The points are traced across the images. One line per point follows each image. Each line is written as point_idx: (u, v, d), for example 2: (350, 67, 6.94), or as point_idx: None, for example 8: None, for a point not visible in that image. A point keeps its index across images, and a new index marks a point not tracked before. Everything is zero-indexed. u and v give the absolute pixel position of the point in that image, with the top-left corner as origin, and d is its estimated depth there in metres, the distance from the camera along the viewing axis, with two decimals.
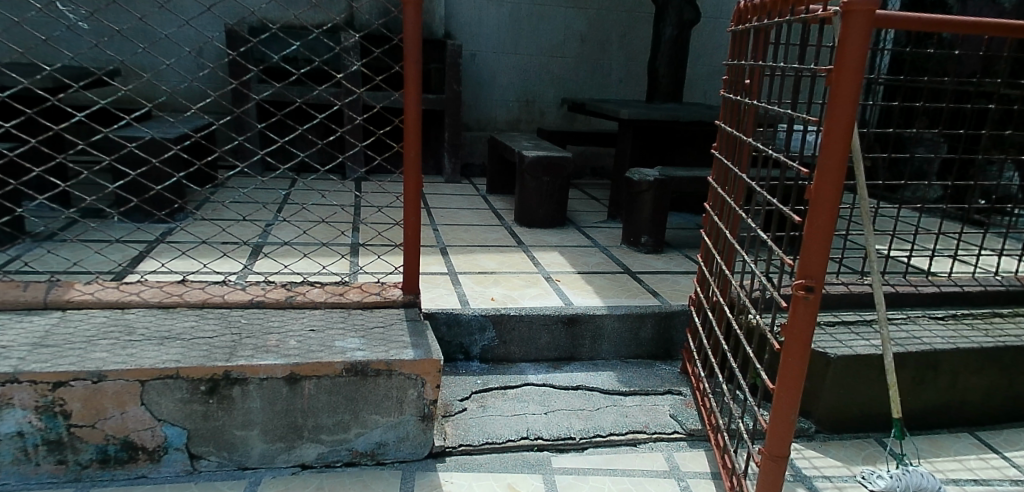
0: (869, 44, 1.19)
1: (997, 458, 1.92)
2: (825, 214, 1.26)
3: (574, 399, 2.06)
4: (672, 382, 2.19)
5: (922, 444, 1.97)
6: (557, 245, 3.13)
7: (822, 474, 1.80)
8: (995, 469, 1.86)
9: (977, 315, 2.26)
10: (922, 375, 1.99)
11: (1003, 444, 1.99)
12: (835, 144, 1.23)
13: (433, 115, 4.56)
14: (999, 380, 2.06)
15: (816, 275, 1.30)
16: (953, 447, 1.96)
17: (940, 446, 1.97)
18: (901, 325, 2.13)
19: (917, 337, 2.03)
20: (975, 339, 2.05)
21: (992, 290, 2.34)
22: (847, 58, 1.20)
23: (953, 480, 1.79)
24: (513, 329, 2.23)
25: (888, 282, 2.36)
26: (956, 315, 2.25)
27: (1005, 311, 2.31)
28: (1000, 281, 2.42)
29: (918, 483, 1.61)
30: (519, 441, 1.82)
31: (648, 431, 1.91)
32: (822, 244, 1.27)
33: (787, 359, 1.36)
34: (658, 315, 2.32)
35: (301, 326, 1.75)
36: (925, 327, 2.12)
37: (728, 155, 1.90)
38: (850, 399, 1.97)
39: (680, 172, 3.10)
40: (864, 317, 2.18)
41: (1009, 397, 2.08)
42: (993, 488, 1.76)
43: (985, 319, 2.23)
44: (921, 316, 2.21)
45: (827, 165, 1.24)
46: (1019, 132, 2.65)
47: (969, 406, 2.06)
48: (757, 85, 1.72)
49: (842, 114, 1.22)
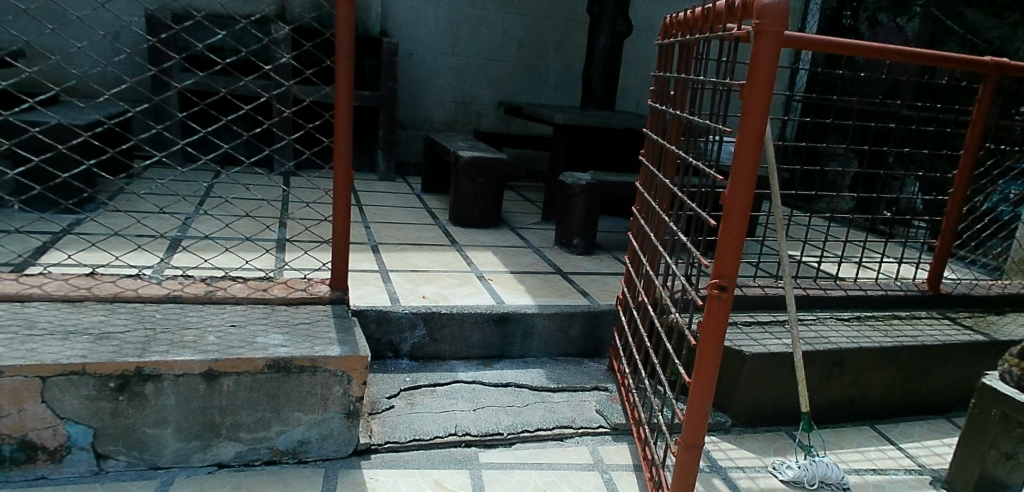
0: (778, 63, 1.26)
1: (894, 449, 2.04)
2: (738, 218, 1.32)
3: (503, 395, 2.08)
4: (598, 379, 2.24)
5: (828, 437, 2.08)
6: (489, 245, 3.15)
7: (736, 465, 1.88)
8: (892, 459, 1.98)
9: (877, 317, 2.41)
10: (830, 373, 2.11)
11: (899, 437, 2.12)
12: (747, 155, 1.29)
13: (367, 112, 4.51)
14: (898, 378, 2.19)
15: (728, 275, 1.36)
16: (855, 439, 2.08)
17: (844, 438, 2.08)
18: (810, 326, 2.25)
19: (823, 337, 2.16)
20: (876, 339, 2.18)
21: (892, 294, 2.49)
22: (758, 75, 1.26)
23: (855, 470, 1.90)
24: (444, 327, 2.24)
25: (799, 285, 2.48)
26: (860, 317, 2.39)
27: (902, 314, 2.48)
28: (899, 286, 2.58)
29: (823, 472, 1.79)
30: (446, 437, 1.82)
31: (575, 426, 1.95)
32: (735, 246, 1.33)
33: (702, 355, 1.42)
34: (587, 314, 2.37)
35: (220, 322, 1.70)
36: (832, 328, 2.25)
37: (655, 162, 1.97)
38: (763, 397, 2.06)
39: (613, 177, 3.17)
40: (777, 317, 2.29)
41: (906, 393, 2.22)
42: (889, 478, 1.88)
43: (885, 321, 2.38)
44: (828, 317, 2.35)
45: (740, 169, 1.30)
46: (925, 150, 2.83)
47: (871, 401, 2.18)
48: (682, 96, 1.78)
49: (754, 127, 1.28)
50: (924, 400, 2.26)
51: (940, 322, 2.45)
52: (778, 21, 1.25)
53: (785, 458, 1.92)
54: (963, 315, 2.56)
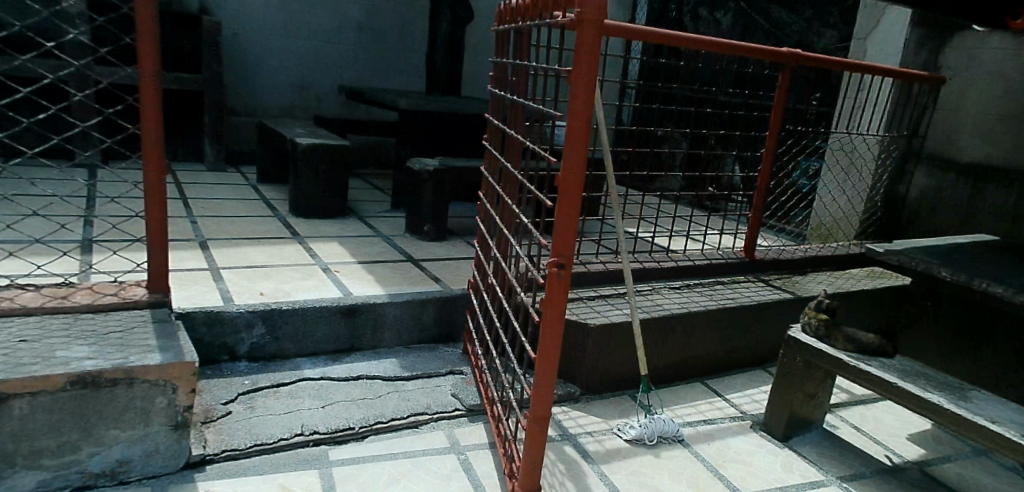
0: (599, 50, 1.30)
1: (721, 400, 2.25)
2: (572, 201, 1.35)
3: (355, 389, 2.01)
4: (454, 363, 2.23)
5: (663, 394, 2.24)
6: (333, 236, 3.03)
7: (584, 430, 1.97)
8: (718, 409, 2.19)
9: (705, 284, 2.61)
10: (666, 339, 2.24)
11: (725, 388, 2.32)
12: (576, 140, 1.32)
13: (185, 97, 4.18)
14: (725, 337, 2.39)
15: (566, 253, 1.39)
16: (686, 394, 2.25)
17: (678, 394, 2.25)
18: (647, 296, 2.39)
19: (659, 305, 2.30)
20: (703, 303, 2.36)
21: (716, 261, 2.71)
22: (582, 58, 1.29)
23: (688, 422, 2.08)
24: (285, 325, 2.12)
25: (636, 260, 2.61)
26: (690, 285, 2.57)
27: (726, 280, 2.70)
28: (722, 255, 2.81)
29: (661, 427, 1.95)
30: (293, 438, 1.73)
31: (430, 412, 1.93)
32: (570, 228, 1.37)
33: (545, 333, 1.44)
34: (439, 299, 2.35)
35: (7, 338, 1.50)
36: (665, 296, 2.40)
37: (500, 147, 1.98)
38: (608, 367, 2.16)
39: (459, 163, 3.16)
40: (616, 290, 2.40)
41: (731, 350, 2.43)
42: (717, 426, 2.08)
43: (711, 287, 2.58)
44: (663, 287, 2.51)
45: (571, 152, 1.34)
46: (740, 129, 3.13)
47: (701, 361, 2.36)
48: (521, 84, 1.80)
49: (582, 110, 1.31)
50: (747, 357, 2.49)
51: (757, 285, 2.70)
52: (597, 9, 1.28)
53: (631, 419, 2.03)
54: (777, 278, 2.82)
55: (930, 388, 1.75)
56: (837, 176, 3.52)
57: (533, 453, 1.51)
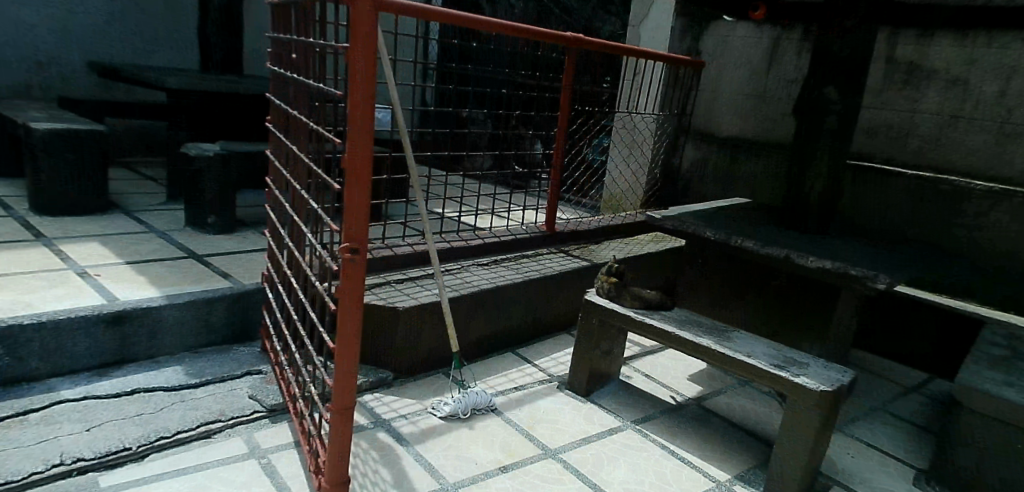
0: (372, 27, 2.15)
1: (529, 368, 5.04)
2: (361, 179, 2.20)
3: (117, 409, 2.96)
4: (250, 364, 3.47)
5: (477, 369, 4.85)
6: (93, 235, 4.12)
7: (399, 415, 4.06)
8: (529, 374, 4.94)
9: (513, 262, 5.48)
10: (477, 305, 4.80)
11: (478, 373, 4.80)
12: (362, 126, 2.18)
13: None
14: (479, 312, 4.85)
15: (359, 241, 2.22)
16: (503, 366, 4.97)
17: (487, 367, 4.90)
18: (407, 288, 4.47)
19: (412, 295, 4.39)
20: (425, 297, 4.39)
21: (526, 270, 5.30)
22: (360, 36, 2.14)
23: (504, 392, 4.62)
24: (54, 340, 3.08)
25: (384, 251, 4.67)
26: (424, 273, 4.77)
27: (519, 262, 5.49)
28: (486, 240, 5.42)
29: (478, 401, 4.20)
30: (53, 471, 2.58)
31: (223, 420, 2.99)
32: (359, 212, 2.22)
33: (348, 311, 2.28)
34: (220, 300, 3.54)
35: None
36: (407, 288, 4.48)
37: (284, 129, 2.81)
38: (433, 334, 4.44)
39: (235, 146, 4.46)
40: (395, 285, 4.52)
41: (483, 327, 4.93)
42: (530, 392, 4.71)
43: (490, 271, 5.19)
44: (406, 278, 4.64)
45: (354, 134, 2.18)
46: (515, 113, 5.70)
47: (480, 334, 4.94)
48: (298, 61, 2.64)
49: (364, 89, 2.16)
50: (511, 328, 5.20)
51: (529, 270, 5.34)
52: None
53: (359, 420, 3.93)
54: (471, 265, 5.26)
55: (776, 365, 4.04)
56: (621, 150, 7.08)
57: (341, 424, 2.37)
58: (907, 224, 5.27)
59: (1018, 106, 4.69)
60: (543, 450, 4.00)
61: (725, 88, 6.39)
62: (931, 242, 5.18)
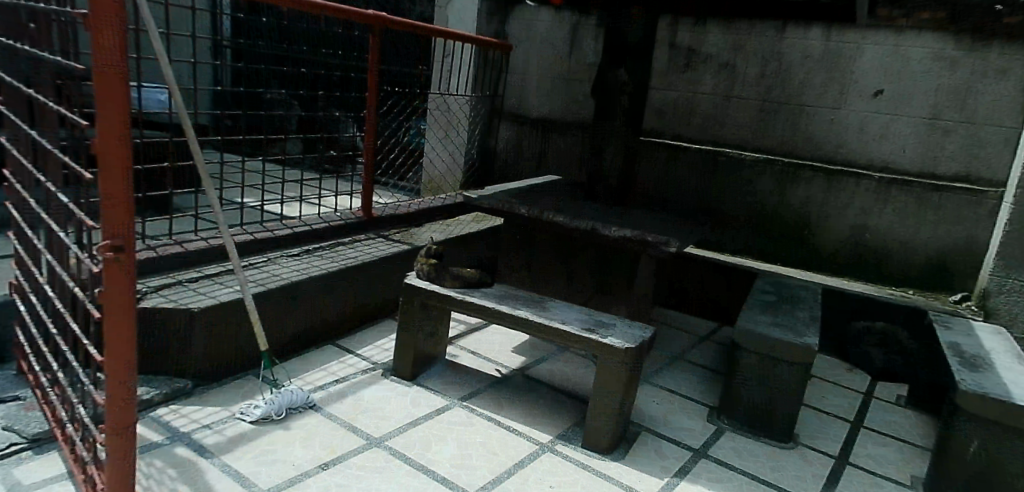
0: (116, 22, 2.20)
1: (353, 358, 4.89)
2: (116, 167, 2.27)
3: None
4: (6, 388, 3.54)
5: (298, 366, 4.63)
6: None
7: (206, 426, 3.74)
8: (354, 365, 4.80)
9: (329, 248, 5.29)
10: (288, 298, 4.55)
11: (298, 366, 4.61)
12: (112, 115, 2.22)
13: None
14: (288, 304, 4.57)
15: (122, 240, 2.32)
16: (326, 359, 4.78)
17: (311, 362, 4.70)
18: (206, 288, 4.17)
19: (212, 295, 4.09)
20: (223, 296, 4.11)
21: (343, 258, 5.14)
22: (102, 29, 2.18)
23: (326, 385, 4.45)
24: None
25: (182, 246, 4.36)
26: (224, 270, 4.47)
27: (335, 248, 5.32)
28: (299, 229, 5.20)
29: (292, 399, 4.00)
30: None
31: None
32: (120, 205, 2.30)
33: (113, 316, 2.37)
34: None
35: None
36: (208, 286, 4.20)
37: (28, 114, 2.76)
38: (238, 338, 4.20)
39: None
40: (195, 282, 4.23)
41: (293, 316, 4.64)
42: (358, 379, 4.62)
43: (302, 260, 4.97)
44: (204, 276, 4.32)
45: (109, 126, 2.26)
46: (326, 91, 5.70)
47: (295, 324, 4.67)
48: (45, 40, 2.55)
49: (111, 87, 2.22)
50: (330, 316, 4.99)
51: (347, 258, 5.16)
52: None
53: (153, 437, 3.57)
54: (281, 257, 4.97)
55: (588, 331, 4.32)
56: (443, 132, 7.84)
57: (122, 443, 2.46)
58: (702, 189, 7.12)
59: (773, 87, 6.68)
60: (368, 439, 3.92)
61: (534, 69, 7.66)
62: (737, 197, 6.99)
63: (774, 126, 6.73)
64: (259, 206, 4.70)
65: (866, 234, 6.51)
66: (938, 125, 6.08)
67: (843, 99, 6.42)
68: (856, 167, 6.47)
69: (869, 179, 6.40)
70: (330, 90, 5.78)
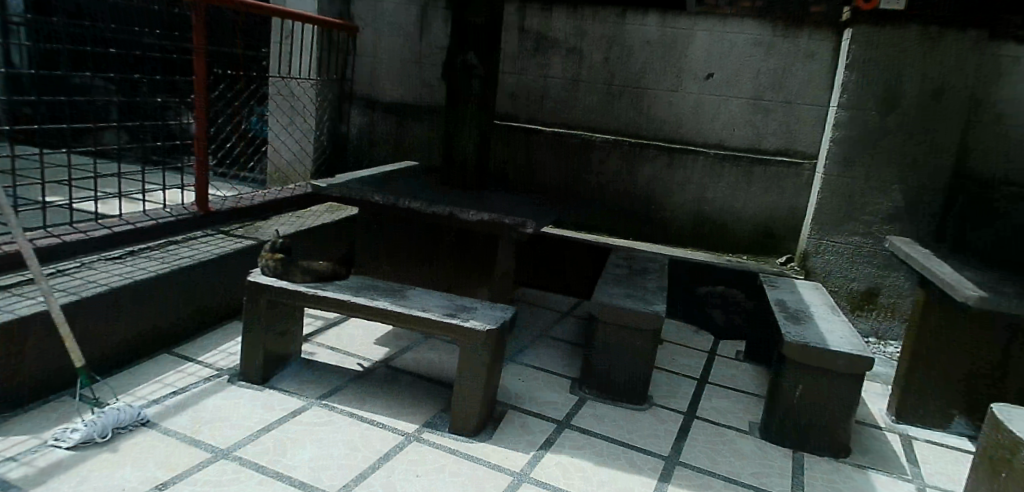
0: None
1: (195, 365, 4.53)
2: None
3: None
4: None
5: (129, 379, 4.22)
6: None
7: (15, 457, 3.33)
8: (197, 373, 4.45)
9: (159, 248, 4.87)
10: (109, 306, 4.12)
11: (130, 380, 4.22)
12: None
13: None
14: (111, 313, 4.15)
15: None
16: (162, 369, 4.40)
17: (146, 374, 4.30)
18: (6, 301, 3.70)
19: (10, 309, 3.62)
20: (21, 310, 3.63)
21: (177, 258, 4.74)
22: None
23: (165, 398, 4.09)
24: None
25: None
26: (24, 282, 3.96)
27: (169, 249, 4.90)
28: (125, 228, 4.73)
29: (118, 417, 3.64)
30: None
31: None
32: None
33: None
34: None
35: None
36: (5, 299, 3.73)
37: None
38: (46, 355, 3.75)
39: None
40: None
41: (117, 326, 4.21)
42: (202, 388, 4.29)
43: (128, 264, 4.53)
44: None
45: None
46: (151, 75, 5.20)
47: (120, 335, 4.25)
48: None
49: None
50: (164, 323, 4.59)
51: (179, 259, 4.74)
52: None
53: None
54: (100, 261, 4.51)
55: (447, 315, 4.27)
56: (287, 122, 7.41)
57: None
58: (555, 171, 7.26)
59: (615, 71, 6.95)
60: (213, 451, 3.65)
61: (381, 53, 7.45)
62: (587, 177, 7.20)
63: (620, 108, 7.01)
64: (73, 204, 4.21)
65: (706, 208, 6.96)
66: (761, 106, 6.67)
67: (681, 83, 6.82)
68: (693, 146, 6.89)
69: (705, 156, 6.85)
70: (153, 75, 5.27)
